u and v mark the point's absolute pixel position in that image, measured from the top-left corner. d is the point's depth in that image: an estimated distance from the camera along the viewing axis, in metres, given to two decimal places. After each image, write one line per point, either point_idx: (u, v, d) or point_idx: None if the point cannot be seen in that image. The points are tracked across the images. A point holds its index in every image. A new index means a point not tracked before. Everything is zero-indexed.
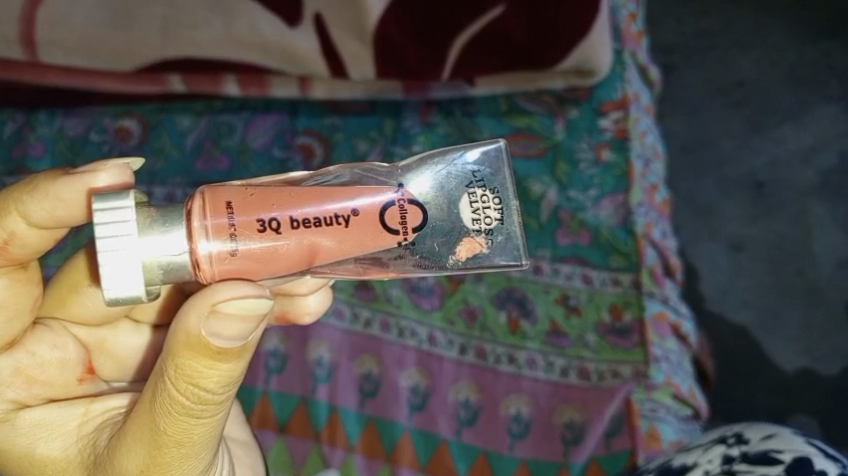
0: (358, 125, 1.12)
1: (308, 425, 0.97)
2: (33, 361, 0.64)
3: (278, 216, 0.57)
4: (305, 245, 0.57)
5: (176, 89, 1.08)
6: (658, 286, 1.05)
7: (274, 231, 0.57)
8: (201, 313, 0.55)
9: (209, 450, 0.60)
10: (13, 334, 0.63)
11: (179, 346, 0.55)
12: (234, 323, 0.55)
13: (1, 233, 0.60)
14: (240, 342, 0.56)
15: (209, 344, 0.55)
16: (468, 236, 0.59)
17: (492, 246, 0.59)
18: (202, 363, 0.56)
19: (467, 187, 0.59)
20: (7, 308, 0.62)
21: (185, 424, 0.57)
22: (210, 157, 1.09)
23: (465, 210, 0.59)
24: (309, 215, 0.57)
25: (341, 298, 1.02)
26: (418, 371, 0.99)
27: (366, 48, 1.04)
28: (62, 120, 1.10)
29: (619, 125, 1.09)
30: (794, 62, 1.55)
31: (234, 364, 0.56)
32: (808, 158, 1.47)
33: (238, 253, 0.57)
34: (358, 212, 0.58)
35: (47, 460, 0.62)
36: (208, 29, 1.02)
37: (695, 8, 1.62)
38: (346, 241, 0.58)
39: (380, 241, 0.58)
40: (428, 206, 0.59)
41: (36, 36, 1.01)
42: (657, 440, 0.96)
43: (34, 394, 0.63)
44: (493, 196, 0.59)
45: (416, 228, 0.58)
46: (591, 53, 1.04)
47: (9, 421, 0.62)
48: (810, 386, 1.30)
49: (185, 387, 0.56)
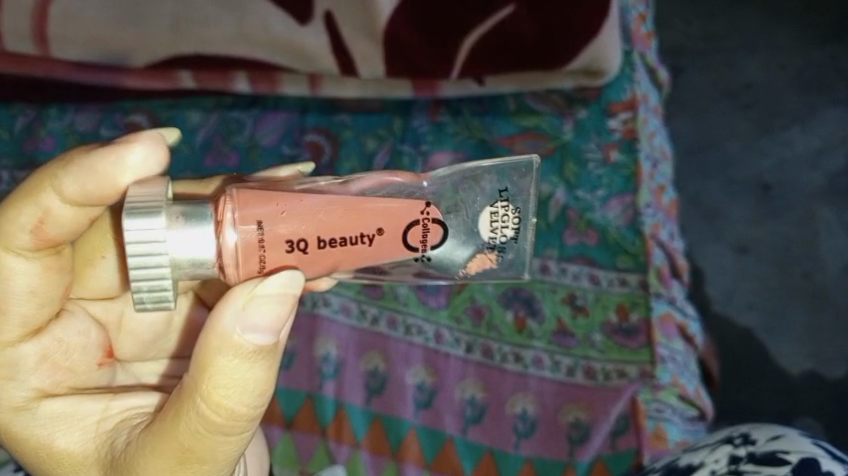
0: (368, 122, 1.12)
1: (314, 421, 0.98)
2: (57, 348, 0.64)
3: (306, 237, 0.58)
4: (330, 260, 0.59)
5: (186, 86, 1.10)
6: (665, 286, 1.04)
7: (301, 251, 0.58)
8: (237, 307, 0.55)
9: (228, 468, 0.60)
10: (40, 320, 0.63)
11: (213, 351, 0.55)
12: (270, 314, 0.55)
13: (36, 212, 0.60)
14: (272, 338, 0.55)
15: (245, 345, 0.55)
16: (481, 252, 0.63)
17: (500, 260, 0.63)
18: (235, 370, 0.55)
19: (491, 204, 0.62)
20: (37, 295, 0.62)
21: (210, 441, 0.57)
22: (220, 153, 1.10)
23: (485, 226, 0.62)
24: (336, 237, 0.58)
25: (349, 296, 1.03)
26: (425, 369, 1.00)
27: (377, 49, 1.05)
28: (73, 116, 1.12)
29: (627, 127, 1.08)
30: (802, 64, 1.57)
31: (267, 371, 0.56)
32: (814, 161, 1.48)
33: (267, 262, 0.58)
34: (382, 231, 0.59)
35: (64, 455, 0.61)
36: (219, 26, 1.04)
37: (703, 10, 1.64)
38: (367, 256, 0.60)
39: (398, 250, 0.60)
40: (448, 220, 0.61)
41: (47, 32, 1.04)
42: (663, 441, 0.95)
43: (59, 382, 0.63)
44: (514, 215, 0.62)
45: (433, 245, 0.61)
46: (602, 51, 1.03)
47: (29, 409, 0.62)
48: (814, 387, 1.29)
49: (217, 400, 0.55)
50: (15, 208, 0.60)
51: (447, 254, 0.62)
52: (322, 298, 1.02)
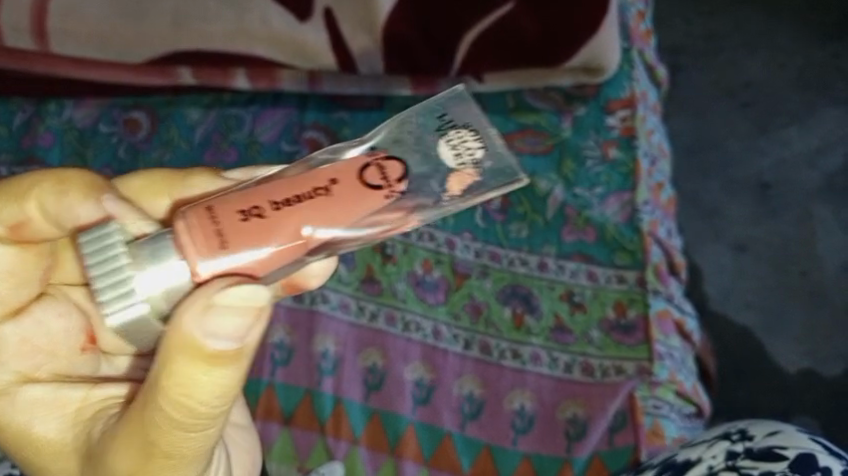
0: (366, 119, 1.10)
1: (313, 416, 0.97)
2: (37, 331, 0.56)
3: (258, 202, 0.45)
4: (292, 224, 0.45)
5: (185, 82, 1.10)
6: (662, 283, 1.04)
7: (256, 218, 0.45)
8: (196, 309, 0.42)
9: (204, 462, 0.50)
10: (20, 300, 0.56)
11: (168, 351, 0.43)
12: (234, 318, 0.42)
13: (17, 214, 0.53)
14: (237, 345, 0.43)
15: (201, 348, 0.42)
16: (455, 174, 0.49)
17: (482, 176, 0.49)
18: (197, 373, 0.43)
19: (439, 130, 0.50)
20: (14, 276, 0.55)
21: (173, 436, 0.46)
22: (218, 149, 1.09)
23: (443, 150, 0.49)
24: (290, 196, 0.46)
25: (348, 292, 1.04)
26: (423, 366, 1.00)
27: (375, 44, 1.06)
28: (71, 111, 1.11)
29: (625, 124, 1.10)
30: (801, 64, 1.58)
31: (233, 374, 0.44)
32: (813, 160, 1.48)
33: (225, 236, 0.45)
34: (337, 181, 0.47)
35: (45, 443, 0.54)
36: (218, 22, 1.06)
37: (703, 7, 1.67)
38: (338, 212, 0.46)
39: (369, 198, 0.47)
40: (405, 156, 0.49)
41: (46, 25, 1.07)
42: (660, 436, 0.95)
43: (40, 366, 0.56)
44: (468, 129, 0.50)
45: (400, 180, 0.48)
46: (600, 48, 1.03)
47: (8, 396, 0.55)
48: (812, 386, 1.28)
49: (174, 398, 0.44)
50: (3, 199, 0.54)
51: (418, 190, 0.48)
52: (321, 295, 1.03)
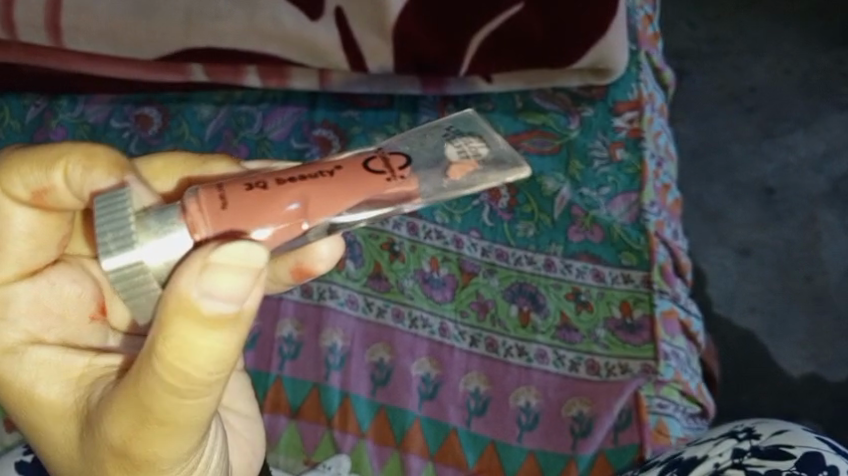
0: (375, 118, 1.12)
1: (320, 411, 0.98)
2: (50, 293, 0.58)
3: (264, 178, 0.48)
4: (294, 195, 0.47)
5: (197, 79, 1.11)
6: (669, 284, 1.05)
7: (261, 189, 0.47)
8: (193, 270, 0.43)
9: (200, 434, 0.49)
10: (37, 263, 0.57)
11: (165, 313, 0.43)
12: (229, 277, 0.42)
13: (42, 180, 0.54)
14: (235, 306, 0.43)
15: (199, 309, 0.42)
16: (455, 163, 0.50)
17: (484, 167, 0.50)
18: (193, 337, 0.43)
19: (447, 136, 0.52)
20: (33, 238, 0.56)
21: (168, 402, 0.46)
22: (229, 144, 1.10)
23: (448, 149, 0.51)
24: (295, 175, 0.48)
25: (355, 288, 1.05)
26: (430, 361, 1.01)
27: (386, 43, 1.07)
28: (84, 106, 1.13)
29: (632, 125, 1.11)
30: (807, 70, 1.60)
31: (232, 339, 0.44)
32: (819, 165, 1.49)
33: (229, 200, 0.47)
34: (341, 168, 0.49)
35: (45, 403, 0.54)
36: (230, 20, 1.06)
37: (708, 13, 1.70)
38: (337, 190, 0.48)
39: (369, 182, 0.49)
40: (412, 151, 0.51)
41: (61, 22, 1.07)
42: (665, 435, 0.96)
43: (50, 329, 0.57)
44: (473, 136, 0.52)
45: (402, 168, 0.50)
46: (609, 52, 1.05)
47: (16, 354, 0.56)
48: (816, 390, 1.28)
49: (169, 363, 0.44)
50: (26, 166, 0.54)
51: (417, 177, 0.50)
52: (329, 290, 1.04)
